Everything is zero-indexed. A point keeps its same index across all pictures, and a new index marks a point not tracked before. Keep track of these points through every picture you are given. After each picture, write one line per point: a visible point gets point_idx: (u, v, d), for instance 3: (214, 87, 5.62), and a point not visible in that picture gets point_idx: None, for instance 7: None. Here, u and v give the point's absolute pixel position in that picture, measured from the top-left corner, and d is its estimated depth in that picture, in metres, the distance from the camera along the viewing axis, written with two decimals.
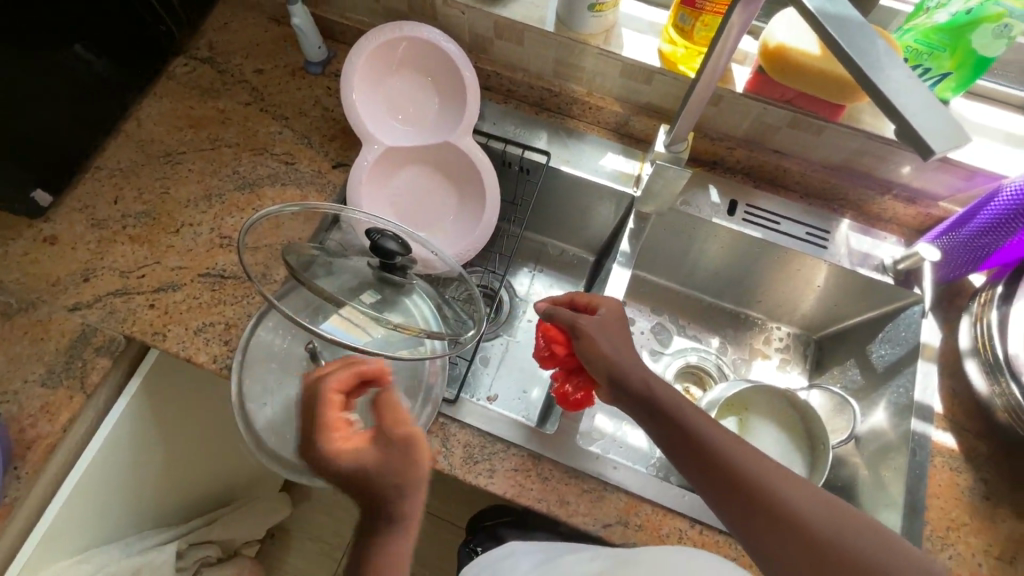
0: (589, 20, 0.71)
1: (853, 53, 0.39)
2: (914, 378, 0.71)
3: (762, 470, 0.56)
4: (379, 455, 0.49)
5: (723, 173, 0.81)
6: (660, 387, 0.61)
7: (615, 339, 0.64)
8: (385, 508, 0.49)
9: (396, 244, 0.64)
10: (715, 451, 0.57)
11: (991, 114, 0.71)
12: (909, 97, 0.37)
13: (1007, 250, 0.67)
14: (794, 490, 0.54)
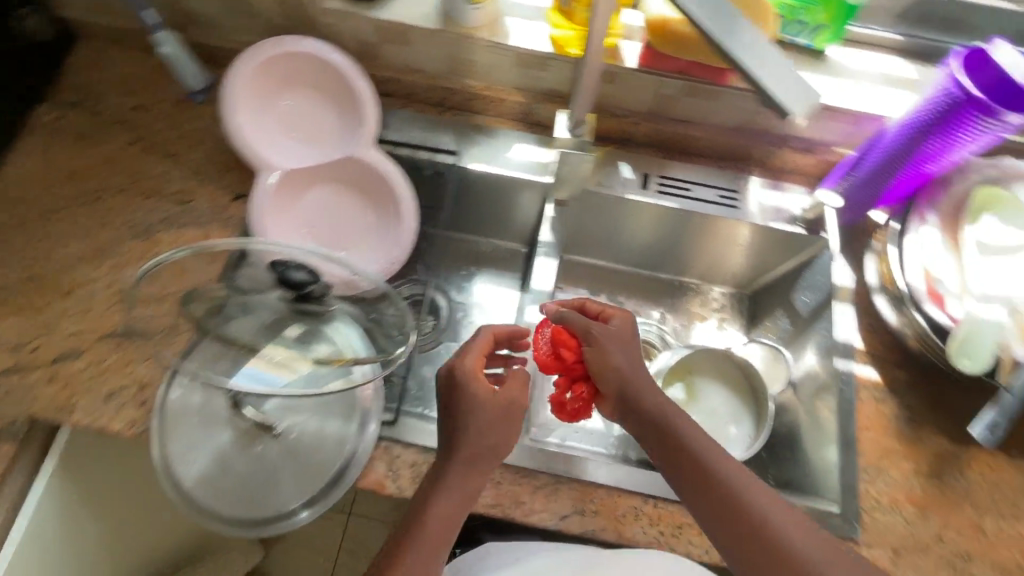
0: (471, 13, 0.69)
1: (713, 25, 0.39)
2: (833, 320, 0.74)
3: (736, 475, 0.58)
4: (496, 405, 0.60)
5: (631, 149, 0.81)
6: (644, 394, 0.63)
7: (629, 352, 0.65)
8: (462, 459, 0.58)
9: (303, 273, 0.63)
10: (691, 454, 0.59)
11: (871, 59, 0.73)
12: (765, 63, 0.39)
13: (900, 184, 0.69)
14: (760, 494, 0.57)
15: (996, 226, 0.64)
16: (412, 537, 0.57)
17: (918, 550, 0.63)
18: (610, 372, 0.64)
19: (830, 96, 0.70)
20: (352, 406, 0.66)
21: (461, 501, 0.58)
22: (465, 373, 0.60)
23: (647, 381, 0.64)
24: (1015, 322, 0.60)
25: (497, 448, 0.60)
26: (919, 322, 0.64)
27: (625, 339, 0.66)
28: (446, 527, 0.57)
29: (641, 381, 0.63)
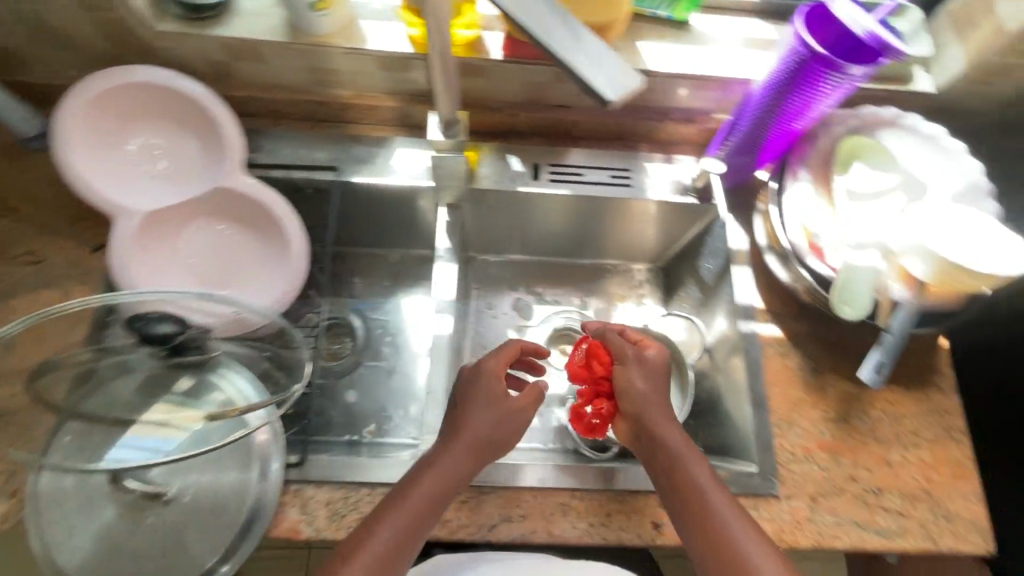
0: (318, 20, 0.65)
1: (532, 22, 0.38)
2: (733, 284, 0.75)
3: (730, 517, 0.56)
4: (506, 404, 0.61)
5: (518, 141, 0.80)
6: (661, 425, 0.61)
7: (655, 379, 0.65)
8: (456, 455, 0.58)
9: (170, 325, 0.60)
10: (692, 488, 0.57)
11: (731, 23, 0.74)
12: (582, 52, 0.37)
13: (775, 143, 0.70)
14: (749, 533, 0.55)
15: (864, 172, 0.66)
16: (383, 520, 0.55)
17: (833, 493, 0.66)
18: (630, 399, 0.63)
19: (698, 65, 0.71)
20: (249, 453, 0.62)
21: (447, 491, 0.57)
22: (482, 368, 0.63)
23: (664, 414, 0.62)
24: (886, 263, 0.63)
25: (492, 451, 0.60)
26: (806, 276, 0.68)
27: (659, 373, 0.65)
28: (424, 517, 0.56)
29: (657, 413, 0.62)
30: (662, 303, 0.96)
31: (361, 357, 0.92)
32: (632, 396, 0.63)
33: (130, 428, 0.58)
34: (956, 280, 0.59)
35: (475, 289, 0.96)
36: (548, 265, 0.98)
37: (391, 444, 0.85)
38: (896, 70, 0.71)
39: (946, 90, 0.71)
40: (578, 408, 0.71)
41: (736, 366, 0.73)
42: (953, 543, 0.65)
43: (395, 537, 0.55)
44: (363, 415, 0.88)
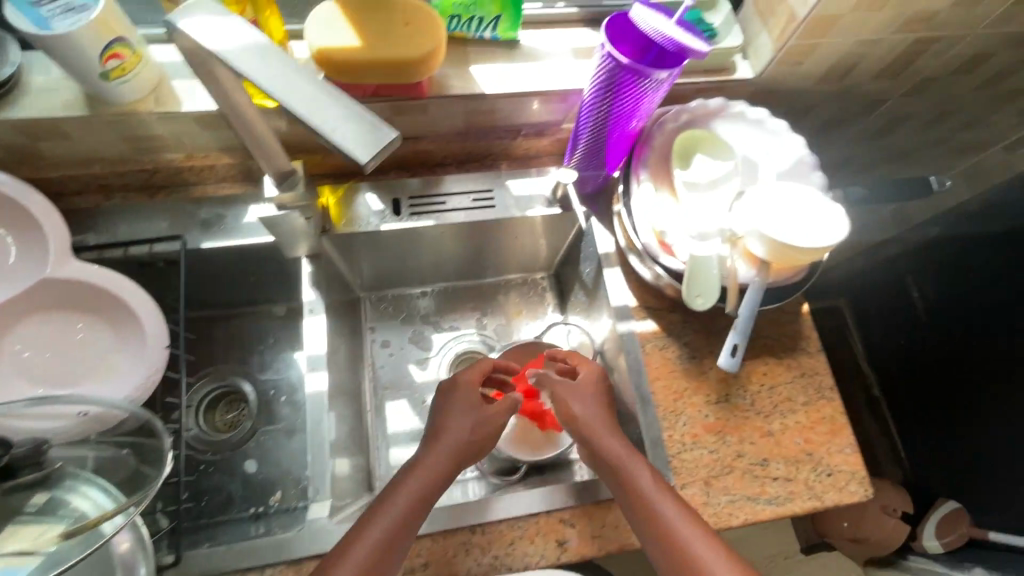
0: (119, 89, 0.60)
1: (286, 94, 0.36)
2: (608, 287, 0.77)
3: (675, 511, 0.57)
4: (484, 409, 0.66)
5: (377, 176, 0.81)
6: (603, 436, 0.63)
7: (598, 402, 0.67)
8: (442, 454, 0.62)
9: None
10: (637, 488, 0.59)
11: (559, 36, 0.76)
12: (331, 108, 0.36)
13: (615, 146, 0.73)
14: (692, 525, 0.56)
15: (702, 163, 0.69)
16: (373, 517, 0.56)
17: (724, 473, 0.69)
18: (577, 416, 0.65)
19: (532, 82, 0.72)
20: (110, 563, 0.59)
21: (433, 488, 0.60)
22: (460, 377, 0.69)
23: (605, 427, 0.64)
24: (733, 248, 0.66)
25: (472, 453, 0.65)
26: (660, 272, 0.71)
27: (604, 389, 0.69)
28: (413, 514, 0.57)
29: (600, 431, 0.64)
30: (559, 310, 0.97)
31: (257, 423, 0.87)
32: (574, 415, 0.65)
33: None
34: (791, 257, 0.62)
35: (370, 329, 0.93)
36: (444, 290, 0.97)
37: (298, 509, 0.80)
38: (716, 61, 0.75)
39: (762, 74, 0.76)
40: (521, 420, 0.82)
41: (621, 365, 0.75)
42: (836, 497, 0.69)
43: (385, 533, 0.55)
44: (265, 484, 0.83)
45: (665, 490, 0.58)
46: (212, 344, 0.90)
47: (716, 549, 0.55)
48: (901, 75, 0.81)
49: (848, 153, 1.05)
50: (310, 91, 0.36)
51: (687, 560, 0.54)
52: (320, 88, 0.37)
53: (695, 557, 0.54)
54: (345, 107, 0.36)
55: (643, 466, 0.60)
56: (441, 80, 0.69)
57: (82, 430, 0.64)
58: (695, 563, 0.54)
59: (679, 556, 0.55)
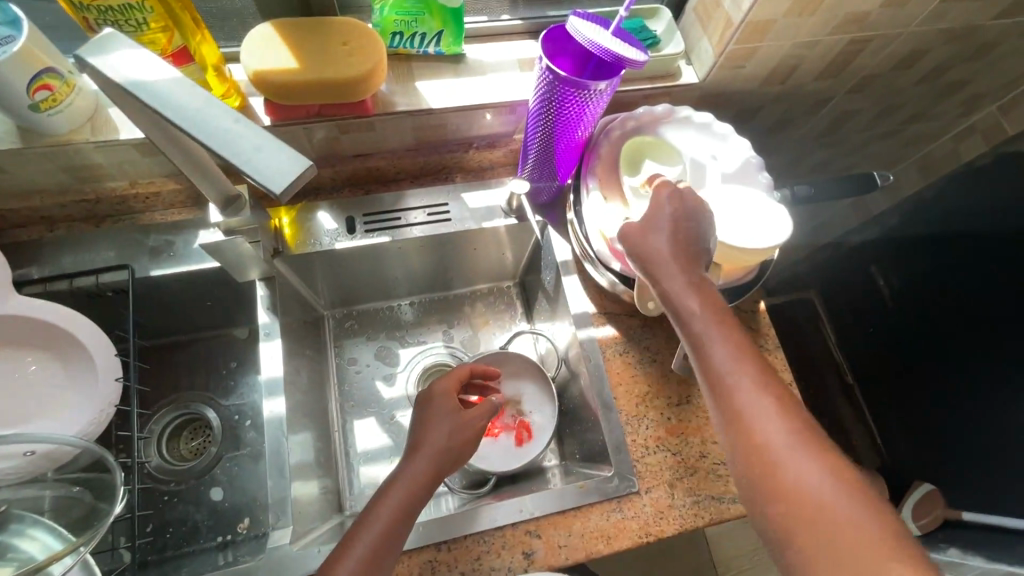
0: (51, 120, 0.59)
1: (201, 131, 0.37)
2: (567, 295, 0.77)
3: (746, 376, 0.50)
4: (460, 416, 0.64)
5: (332, 195, 0.81)
6: (673, 288, 0.55)
7: (676, 236, 0.57)
8: (420, 472, 0.59)
9: None
10: (706, 355, 0.52)
11: (505, 48, 0.77)
12: (247, 141, 0.36)
13: (565, 155, 0.73)
14: (763, 395, 0.49)
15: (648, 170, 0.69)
16: (358, 536, 0.53)
17: (688, 475, 0.69)
18: (651, 259, 0.57)
19: (479, 95, 0.72)
20: None
21: (418, 498, 0.58)
22: (433, 388, 0.67)
23: (675, 270, 0.55)
24: None
25: (456, 458, 0.63)
26: (614, 279, 0.73)
27: (685, 221, 0.58)
28: (398, 528, 0.55)
29: (670, 277, 0.55)
30: (525, 318, 0.97)
31: (223, 449, 0.85)
32: (648, 256, 0.57)
33: None
34: (736, 258, 0.63)
35: (336, 347, 0.92)
36: (409, 304, 0.97)
37: (264, 535, 0.78)
38: (661, 67, 0.77)
39: (706, 78, 0.78)
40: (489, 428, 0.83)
41: (583, 373, 0.75)
42: None
43: (373, 546, 0.53)
44: (232, 511, 0.81)
45: (736, 355, 0.51)
46: (172, 371, 0.88)
47: (783, 421, 0.48)
48: (843, 74, 0.84)
49: (801, 151, 1.07)
50: (225, 124, 0.37)
51: (751, 431, 0.48)
52: (236, 121, 0.37)
53: (760, 431, 0.48)
54: (258, 137, 0.36)
55: (719, 326, 0.53)
56: (387, 97, 0.69)
57: (34, 468, 0.62)
58: (764, 435, 0.48)
59: (742, 425, 0.49)
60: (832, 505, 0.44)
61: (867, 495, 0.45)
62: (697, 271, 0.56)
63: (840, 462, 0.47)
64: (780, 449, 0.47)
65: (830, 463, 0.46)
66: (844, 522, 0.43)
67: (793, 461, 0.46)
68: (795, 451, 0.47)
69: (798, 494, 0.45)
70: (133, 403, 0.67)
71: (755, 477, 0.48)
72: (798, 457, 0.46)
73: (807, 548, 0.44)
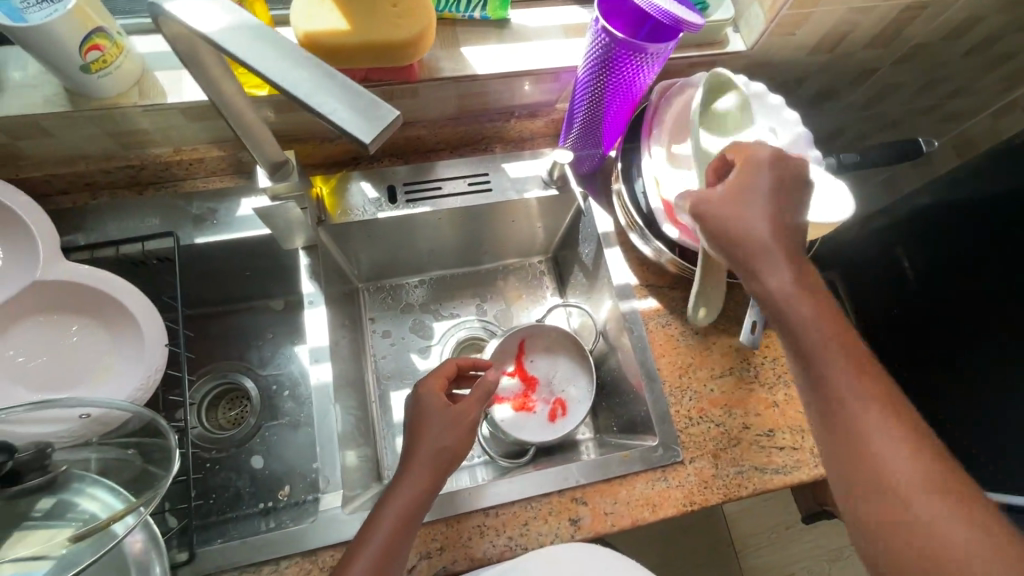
0: (101, 82, 0.58)
1: (282, 79, 0.36)
2: (608, 266, 0.77)
3: (833, 352, 0.49)
4: (449, 412, 0.61)
5: (371, 165, 0.80)
6: (762, 262, 0.52)
7: (761, 211, 0.53)
8: (423, 467, 0.58)
9: None
10: (794, 328, 0.51)
11: (549, 13, 0.75)
12: (326, 92, 0.35)
13: (611, 125, 0.73)
14: (850, 370, 0.48)
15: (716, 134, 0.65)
16: (367, 539, 0.54)
17: (732, 445, 0.69)
18: (738, 229, 0.52)
19: (525, 62, 0.70)
20: (124, 563, 0.58)
21: (424, 499, 0.57)
22: (422, 392, 0.64)
23: (771, 251, 0.52)
24: None
25: (453, 456, 0.60)
26: (660, 249, 0.72)
27: (778, 188, 0.53)
28: (406, 533, 0.55)
29: (764, 260, 0.52)
30: (558, 292, 0.97)
31: (263, 417, 0.86)
32: (736, 232, 0.53)
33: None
34: None
35: (371, 318, 0.92)
36: (442, 278, 0.97)
37: (306, 502, 0.79)
38: (709, 34, 0.75)
39: (754, 47, 0.76)
40: (524, 402, 0.83)
41: (625, 345, 0.75)
42: None
43: (388, 540, 0.54)
44: (273, 479, 0.82)
45: (833, 341, 0.50)
46: (209, 340, 0.89)
47: (890, 422, 0.46)
48: (892, 44, 0.81)
49: (839, 125, 1.05)
50: (302, 74, 0.36)
51: (835, 406, 0.48)
52: (314, 71, 0.36)
53: (846, 405, 0.47)
54: (339, 87, 0.36)
55: (816, 312, 0.50)
56: (432, 63, 0.68)
57: (84, 432, 0.61)
58: (866, 435, 0.46)
59: (829, 398, 0.49)
60: (924, 504, 0.43)
61: (956, 483, 0.44)
62: (792, 247, 0.53)
63: (948, 473, 0.44)
64: (878, 439, 0.46)
65: (929, 459, 0.45)
66: (941, 534, 0.42)
67: (877, 437, 0.46)
68: (880, 427, 0.46)
69: (892, 487, 0.44)
70: (183, 369, 0.67)
71: (838, 450, 0.48)
72: (882, 432, 0.46)
73: (896, 546, 0.44)
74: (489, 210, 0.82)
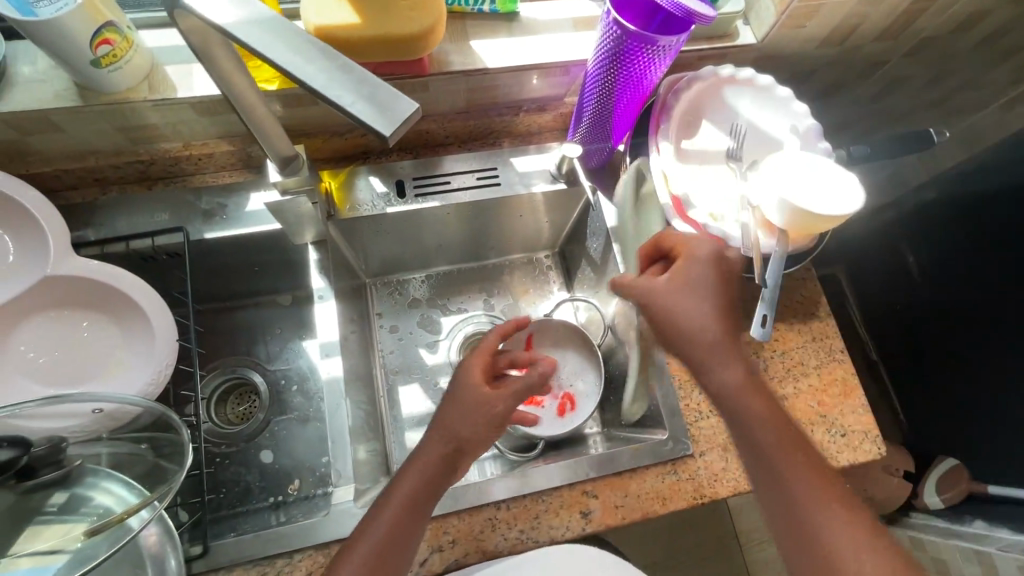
0: (111, 77, 0.58)
1: (298, 71, 0.36)
2: (617, 261, 0.77)
3: (776, 437, 0.54)
4: (482, 395, 0.58)
5: (380, 160, 0.80)
6: (709, 352, 0.56)
7: (700, 302, 0.58)
8: (435, 455, 0.56)
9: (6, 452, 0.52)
10: (738, 416, 0.55)
11: (557, 6, 0.75)
12: (344, 86, 0.35)
13: (621, 119, 0.73)
14: (792, 455, 0.53)
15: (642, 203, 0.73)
16: (368, 528, 0.53)
17: None
18: (687, 322, 0.57)
19: (534, 55, 0.70)
20: (140, 557, 0.58)
21: (433, 487, 0.56)
22: (461, 371, 0.61)
23: (715, 342, 0.56)
24: (752, 216, 0.66)
25: (467, 449, 0.57)
26: None
27: (716, 280, 0.59)
28: (412, 521, 0.54)
29: (709, 349, 0.56)
30: (565, 287, 0.97)
31: (272, 412, 0.86)
32: (683, 322, 0.57)
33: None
34: (807, 224, 0.61)
35: (378, 313, 0.93)
36: (449, 273, 0.97)
37: (316, 496, 0.79)
38: (719, 27, 0.74)
39: (764, 39, 0.76)
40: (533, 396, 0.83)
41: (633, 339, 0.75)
42: (851, 457, 0.70)
43: (388, 530, 0.53)
44: (282, 473, 0.82)
45: (773, 426, 0.54)
46: (217, 335, 0.89)
47: (827, 503, 0.51)
48: (901, 37, 0.81)
49: (846, 119, 1.05)
50: (319, 66, 0.36)
51: (780, 490, 0.52)
52: (329, 65, 0.36)
53: (790, 488, 0.52)
54: (356, 81, 0.36)
55: (756, 399, 0.55)
56: (442, 56, 0.68)
57: (95, 427, 0.62)
58: (807, 515, 0.51)
59: (774, 482, 0.53)
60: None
61: (889, 553, 0.49)
62: (734, 334, 0.58)
63: (881, 545, 0.49)
64: (818, 519, 0.51)
65: (864, 534, 0.50)
66: None
67: (818, 516, 0.51)
68: (820, 509, 0.51)
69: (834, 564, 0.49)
70: (194, 364, 0.68)
71: (784, 525, 0.53)
72: (824, 513, 0.51)
73: None
74: (497, 205, 0.82)
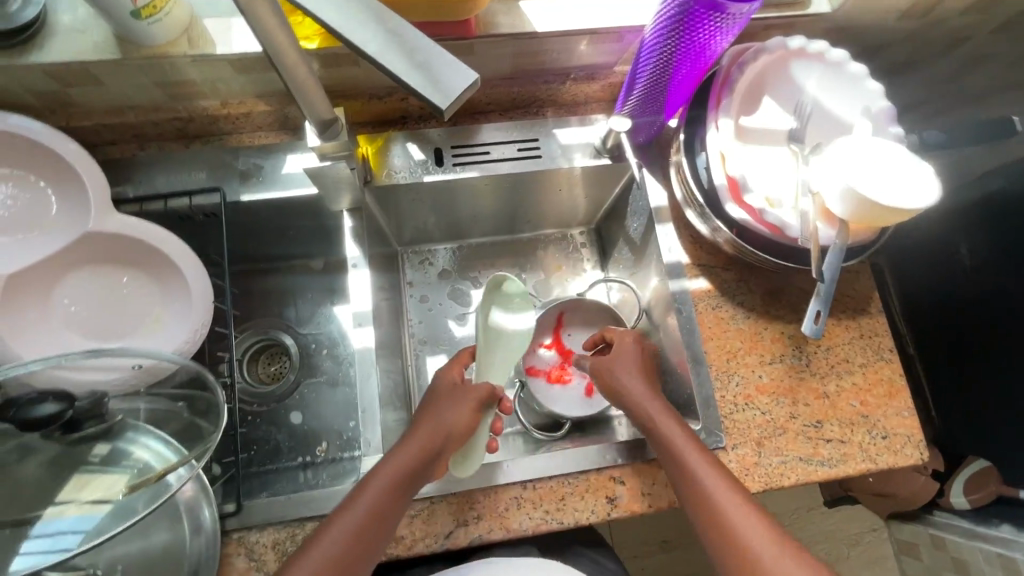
0: (151, 29, 0.56)
1: (346, 30, 0.34)
2: (658, 243, 0.74)
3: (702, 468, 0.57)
4: (457, 389, 0.61)
5: (418, 126, 0.78)
6: (642, 404, 0.63)
7: (634, 368, 0.66)
8: (420, 439, 0.57)
9: (53, 403, 0.56)
10: (669, 451, 0.59)
11: None
12: (394, 48, 0.34)
13: (676, 92, 0.68)
14: (718, 480, 0.56)
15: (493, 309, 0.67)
16: (368, 485, 0.55)
17: (777, 434, 0.67)
18: (621, 386, 0.65)
19: (587, 19, 0.66)
20: (177, 511, 0.60)
21: (419, 470, 0.56)
22: (437, 374, 0.64)
23: (648, 395, 0.63)
24: (813, 203, 0.61)
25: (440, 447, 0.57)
26: (718, 226, 0.68)
27: (642, 355, 0.68)
28: (393, 501, 0.55)
29: (643, 399, 0.63)
30: (600, 266, 0.94)
31: (302, 375, 0.87)
32: (618, 388, 0.65)
33: (55, 515, 0.54)
34: (872, 216, 0.58)
35: (409, 282, 0.92)
36: (481, 245, 0.95)
37: (344, 459, 0.81)
38: None
39: (840, 9, 0.69)
40: (559, 375, 0.82)
41: (671, 325, 0.72)
42: (891, 460, 0.67)
43: (384, 495, 0.54)
44: (311, 435, 0.84)
45: (709, 464, 0.57)
46: (251, 296, 0.90)
47: (769, 537, 0.53)
48: (992, 10, 0.74)
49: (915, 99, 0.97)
50: (366, 28, 0.34)
51: (712, 515, 0.55)
52: (378, 28, 0.34)
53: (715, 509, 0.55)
54: (406, 46, 0.34)
55: (689, 443, 0.59)
56: (490, 17, 0.64)
57: (132, 384, 0.62)
58: (750, 550, 0.53)
59: (707, 515, 0.55)
60: None
61: None
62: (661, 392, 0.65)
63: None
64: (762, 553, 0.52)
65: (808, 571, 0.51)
66: None
67: (760, 550, 0.52)
68: (762, 535, 0.53)
69: None
70: (228, 326, 0.67)
71: (719, 551, 0.54)
72: (750, 526, 0.54)
73: None
74: (537, 178, 0.79)
